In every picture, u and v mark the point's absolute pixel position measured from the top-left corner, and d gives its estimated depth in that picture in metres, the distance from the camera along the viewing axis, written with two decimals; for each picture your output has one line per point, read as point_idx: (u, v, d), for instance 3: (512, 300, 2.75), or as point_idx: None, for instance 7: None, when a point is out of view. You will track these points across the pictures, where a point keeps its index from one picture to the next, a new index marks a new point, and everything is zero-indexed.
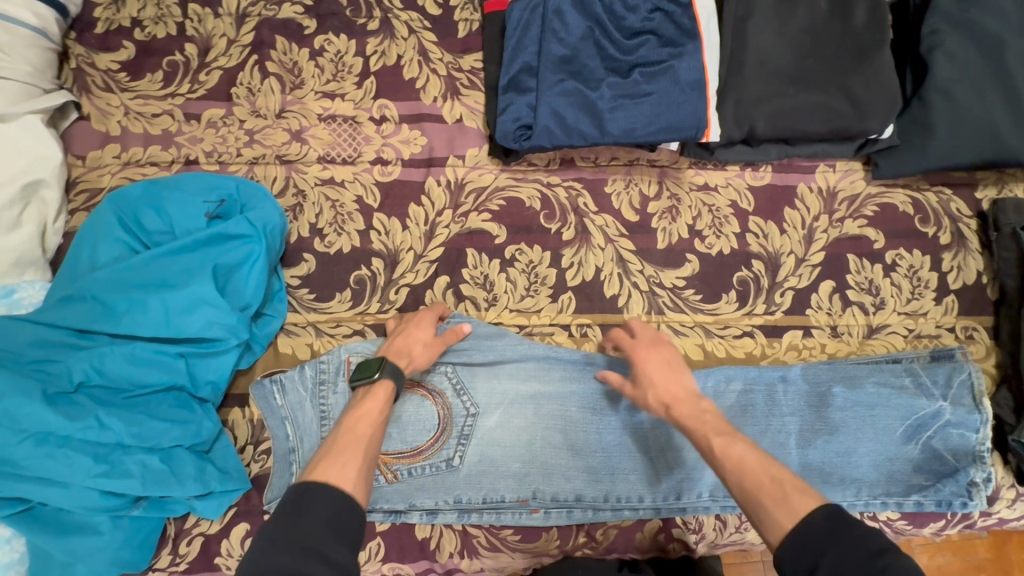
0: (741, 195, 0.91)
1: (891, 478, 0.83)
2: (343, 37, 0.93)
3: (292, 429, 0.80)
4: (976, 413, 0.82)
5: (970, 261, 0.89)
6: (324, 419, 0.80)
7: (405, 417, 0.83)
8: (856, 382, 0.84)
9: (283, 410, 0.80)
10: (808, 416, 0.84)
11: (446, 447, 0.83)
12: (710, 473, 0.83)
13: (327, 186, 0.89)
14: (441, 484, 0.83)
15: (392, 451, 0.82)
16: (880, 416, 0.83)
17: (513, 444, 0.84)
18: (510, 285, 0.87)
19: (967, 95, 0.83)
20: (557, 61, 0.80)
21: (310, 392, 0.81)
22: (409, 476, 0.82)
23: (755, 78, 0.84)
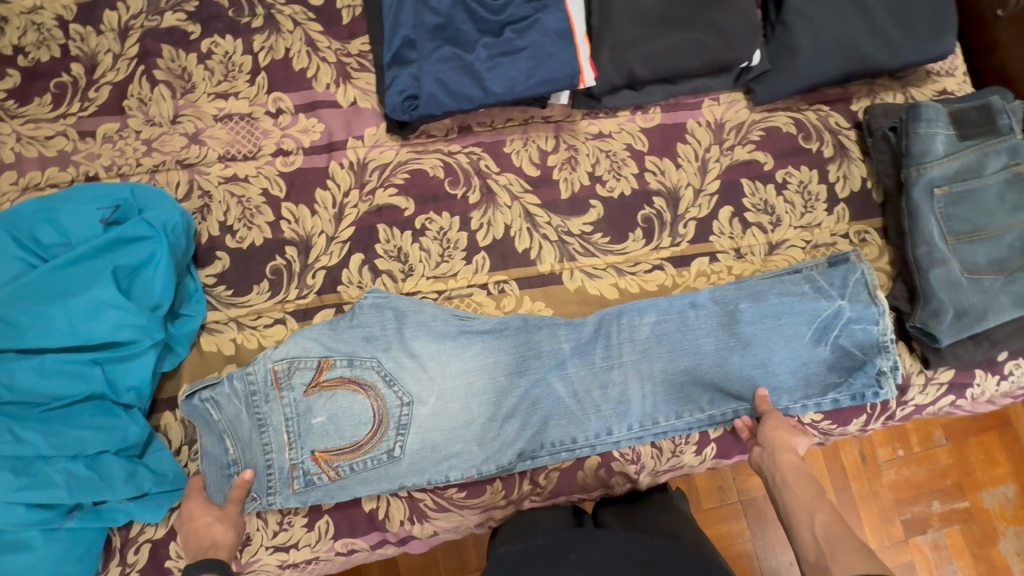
0: (635, 138, 0.95)
1: (811, 381, 0.88)
2: (229, 38, 0.94)
3: (230, 443, 0.80)
4: (873, 306, 0.86)
5: (854, 169, 0.94)
6: (263, 426, 0.81)
7: (340, 412, 0.82)
8: (761, 294, 0.88)
9: (221, 424, 0.80)
10: (721, 335, 0.88)
11: (385, 439, 0.83)
12: (636, 405, 0.87)
13: (232, 184, 0.90)
14: (385, 475, 0.83)
15: (332, 449, 0.81)
16: (789, 324, 0.88)
17: (453, 425, 0.85)
18: (424, 254, 0.90)
19: (824, 14, 0.87)
20: (432, 29, 0.83)
21: (244, 403, 0.81)
22: (352, 472, 0.82)
23: (626, 22, 0.87)
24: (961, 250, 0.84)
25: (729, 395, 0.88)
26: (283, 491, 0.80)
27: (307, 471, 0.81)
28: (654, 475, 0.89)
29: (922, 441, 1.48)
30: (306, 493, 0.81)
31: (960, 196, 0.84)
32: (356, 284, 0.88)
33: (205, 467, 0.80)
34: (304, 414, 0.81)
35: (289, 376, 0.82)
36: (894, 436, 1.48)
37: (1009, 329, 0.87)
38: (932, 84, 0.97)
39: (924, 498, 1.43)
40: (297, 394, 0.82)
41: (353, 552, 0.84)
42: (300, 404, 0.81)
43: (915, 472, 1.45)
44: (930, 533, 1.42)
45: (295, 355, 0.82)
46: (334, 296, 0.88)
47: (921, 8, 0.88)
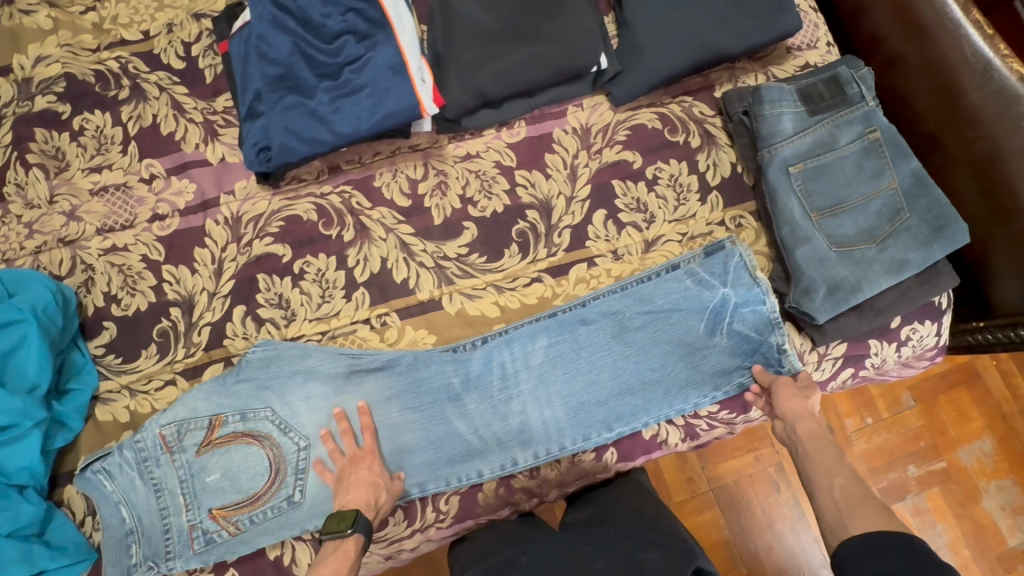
0: (503, 154, 0.95)
1: (718, 371, 0.88)
2: (98, 112, 0.97)
3: (127, 511, 0.82)
4: (756, 287, 0.85)
5: (722, 156, 0.94)
6: (159, 490, 0.82)
7: (234, 467, 0.83)
8: (647, 298, 0.88)
9: (115, 494, 0.82)
10: (614, 346, 0.88)
11: (284, 487, 0.83)
12: (537, 426, 0.87)
13: (112, 255, 0.92)
14: (285, 523, 0.83)
15: (229, 504, 0.82)
16: (680, 323, 0.87)
17: None
18: (305, 298, 0.91)
19: (662, 11, 0.89)
20: (274, 80, 0.84)
21: (137, 470, 0.82)
22: (252, 524, 0.82)
23: (468, 46, 0.89)
24: (827, 224, 0.84)
25: (632, 405, 0.87)
26: (183, 553, 0.81)
27: (206, 530, 0.82)
28: (560, 486, 0.89)
29: (889, 405, 1.45)
30: (209, 551, 0.82)
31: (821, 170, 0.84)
32: (241, 336, 0.90)
33: (106, 537, 0.81)
34: (197, 473, 0.83)
35: (179, 439, 0.83)
36: (861, 404, 1.45)
37: (892, 295, 0.86)
38: (793, 60, 0.97)
39: (899, 463, 1.41)
40: (189, 455, 0.83)
41: None
42: (194, 464, 0.83)
43: (886, 438, 1.42)
44: (910, 498, 1.39)
45: (184, 417, 0.84)
46: (221, 350, 0.89)
47: None
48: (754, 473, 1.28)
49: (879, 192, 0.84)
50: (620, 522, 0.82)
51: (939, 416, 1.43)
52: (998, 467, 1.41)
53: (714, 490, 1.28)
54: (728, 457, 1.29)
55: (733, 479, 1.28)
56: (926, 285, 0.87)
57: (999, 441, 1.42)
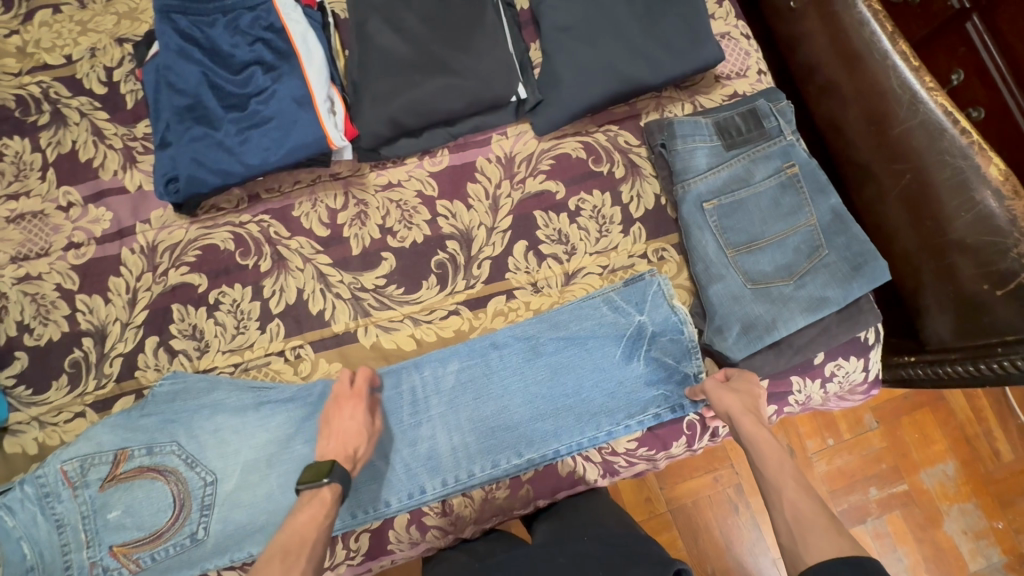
0: (424, 183, 0.94)
1: (634, 399, 0.85)
2: (17, 138, 0.96)
3: (29, 548, 0.80)
4: (674, 315, 0.84)
5: (646, 187, 0.93)
6: (60, 526, 0.81)
7: (137, 503, 0.82)
8: (561, 324, 0.87)
9: (17, 531, 0.80)
10: (529, 372, 0.87)
11: (187, 523, 0.82)
12: (451, 453, 0.86)
13: (25, 283, 0.91)
14: (187, 561, 0.81)
15: (130, 541, 0.81)
16: (597, 351, 0.86)
17: (257, 500, 0.84)
18: (219, 328, 0.90)
19: (579, 41, 0.88)
20: (181, 110, 0.83)
21: (38, 506, 0.81)
22: (153, 562, 0.81)
23: (383, 76, 0.88)
24: (743, 261, 0.82)
25: (548, 441, 0.85)
26: None
27: (106, 568, 0.80)
28: (476, 523, 0.87)
29: (852, 427, 1.41)
30: None
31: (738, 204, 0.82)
32: (153, 367, 0.89)
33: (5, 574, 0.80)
34: (99, 510, 0.81)
35: (83, 474, 0.82)
36: (823, 425, 1.41)
37: (812, 332, 0.85)
38: (721, 89, 0.95)
39: (860, 486, 1.37)
40: (92, 491, 0.82)
41: None
42: (97, 500, 0.82)
43: (848, 460, 1.39)
44: (870, 521, 1.35)
45: (88, 452, 0.82)
46: (132, 382, 0.88)
47: (675, 19, 0.88)
48: (712, 494, 1.26)
49: (797, 228, 0.83)
50: (590, 534, 0.79)
51: (902, 437, 1.39)
52: (960, 490, 1.38)
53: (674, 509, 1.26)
54: (686, 478, 1.26)
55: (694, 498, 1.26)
56: (846, 322, 0.85)
57: (962, 464, 1.39)
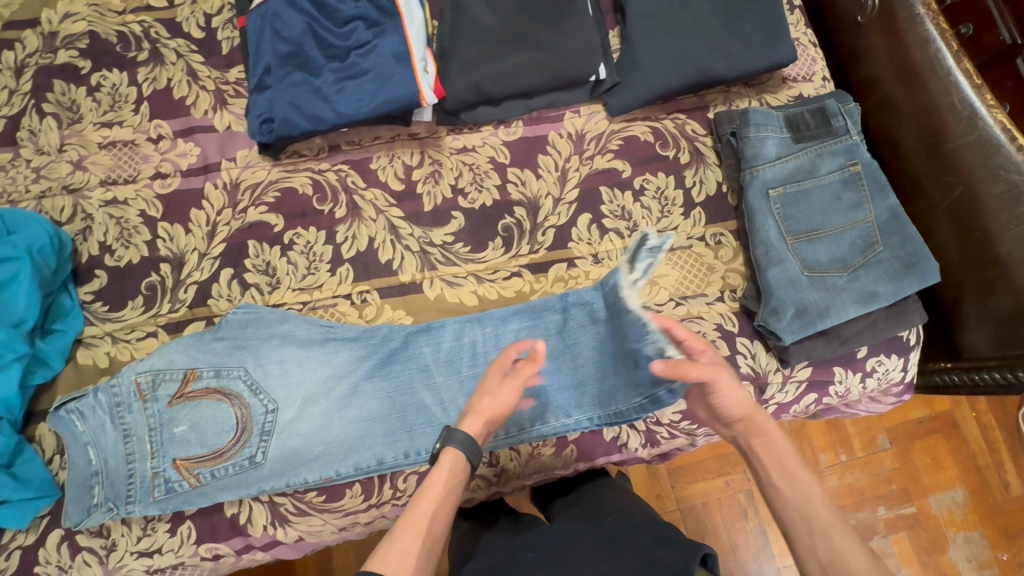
0: (498, 151, 0.98)
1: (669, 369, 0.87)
2: (116, 71, 1.01)
3: (93, 453, 0.84)
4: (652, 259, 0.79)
5: (709, 174, 0.97)
6: (127, 435, 0.84)
7: (202, 421, 0.86)
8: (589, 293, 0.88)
9: (85, 436, 0.83)
10: (587, 338, 0.90)
11: (248, 446, 0.86)
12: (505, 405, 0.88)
13: (111, 206, 0.95)
14: (245, 481, 0.85)
15: (192, 457, 0.85)
16: (630, 324, 0.88)
17: (314, 431, 0.88)
18: (291, 267, 0.94)
19: (661, 29, 0.92)
20: (283, 56, 0.88)
21: (108, 414, 0.84)
22: (212, 478, 0.85)
23: (473, 44, 0.92)
24: (801, 248, 0.86)
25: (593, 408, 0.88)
26: (143, 500, 0.83)
27: (168, 479, 0.84)
28: (519, 478, 0.91)
29: (865, 445, 1.43)
30: (168, 501, 0.84)
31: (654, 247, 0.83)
32: (226, 297, 0.93)
33: (70, 476, 0.83)
34: (165, 424, 0.85)
35: (153, 388, 0.85)
36: (837, 440, 1.43)
37: (858, 325, 0.88)
38: (787, 90, 1.00)
39: (868, 504, 1.39)
40: (161, 405, 0.85)
41: (219, 557, 0.87)
42: (164, 414, 0.85)
43: (858, 477, 1.41)
44: (876, 540, 1.37)
45: (160, 368, 0.86)
46: (204, 309, 0.92)
47: (752, 18, 0.92)
48: (721, 497, 1.29)
49: (855, 223, 0.87)
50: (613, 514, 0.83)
51: (913, 460, 1.42)
52: (968, 518, 1.40)
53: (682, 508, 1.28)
54: (698, 479, 1.30)
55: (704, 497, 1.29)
56: (892, 319, 0.88)
57: (970, 493, 1.41)
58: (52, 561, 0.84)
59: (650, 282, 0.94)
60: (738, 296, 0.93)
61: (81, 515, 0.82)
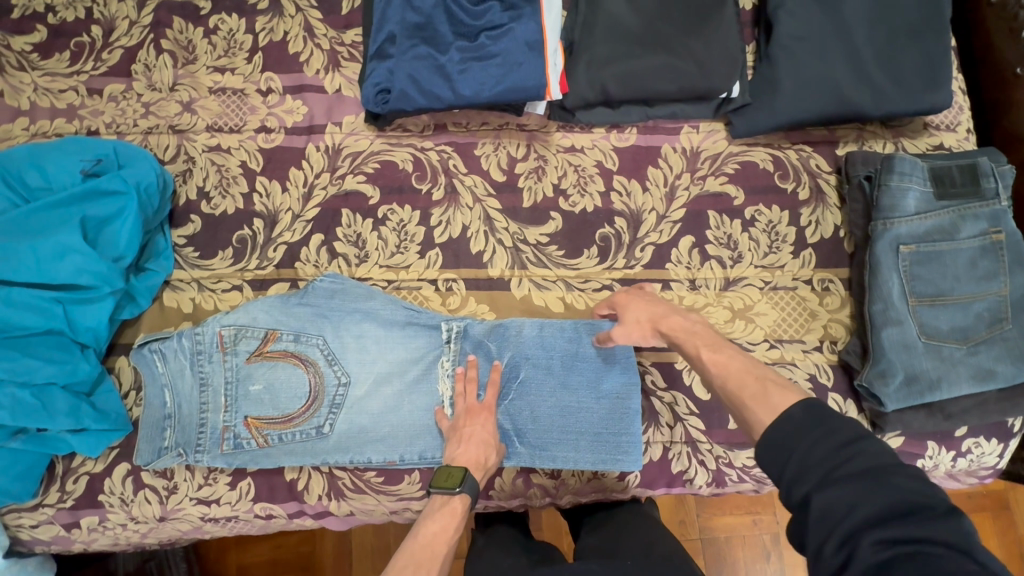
0: (607, 156, 0.94)
1: (616, 412, 0.86)
2: (235, 16, 0.99)
3: (170, 397, 0.85)
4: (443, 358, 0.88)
5: (827, 216, 0.91)
6: (203, 385, 0.85)
7: (277, 383, 0.85)
8: (547, 341, 0.87)
9: (164, 377, 0.85)
10: (588, 376, 0.87)
11: (317, 415, 0.85)
12: (519, 428, 0.86)
13: (214, 153, 0.95)
14: (310, 450, 0.85)
15: (264, 417, 0.85)
16: (562, 372, 0.87)
17: (382, 412, 0.87)
18: (381, 243, 0.92)
19: (809, 52, 0.86)
20: (412, 27, 0.86)
21: (189, 360, 0.85)
22: (279, 442, 0.85)
23: (605, 40, 0.88)
24: (922, 312, 0.81)
25: (580, 448, 0.85)
26: (211, 451, 0.84)
27: (237, 434, 0.84)
28: (575, 494, 0.89)
29: None
30: (234, 456, 0.85)
31: (483, 335, 0.87)
32: (313, 263, 0.92)
33: (145, 415, 0.85)
34: (242, 379, 0.85)
35: (234, 343, 0.85)
36: None
37: (966, 402, 0.82)
38: (928, 137, 0.93)
39: None
40: (239, 360, 0.85)
41: (271, 518, 0.88)
42: (241, 369, 0.85)
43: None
44: None
45: (244, 324, 0.86)
46: (290, 271, 0.92)
47: (912, 56, 0.86)
48: (748, 535, 1.23)
49: (987, 294, 0.80)
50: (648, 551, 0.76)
51: None
52: None
53: (706, 547, 1.23)
54: (726, 513, 1.24)
55: (731, 537, 1.24)
56: (1005, 402, 0.82)
57: None
58: (116, 493, 0.86)
59: (746, 318, 0.89)
60: (838, 348, 0.88)
61: (150, 454, 0.84)
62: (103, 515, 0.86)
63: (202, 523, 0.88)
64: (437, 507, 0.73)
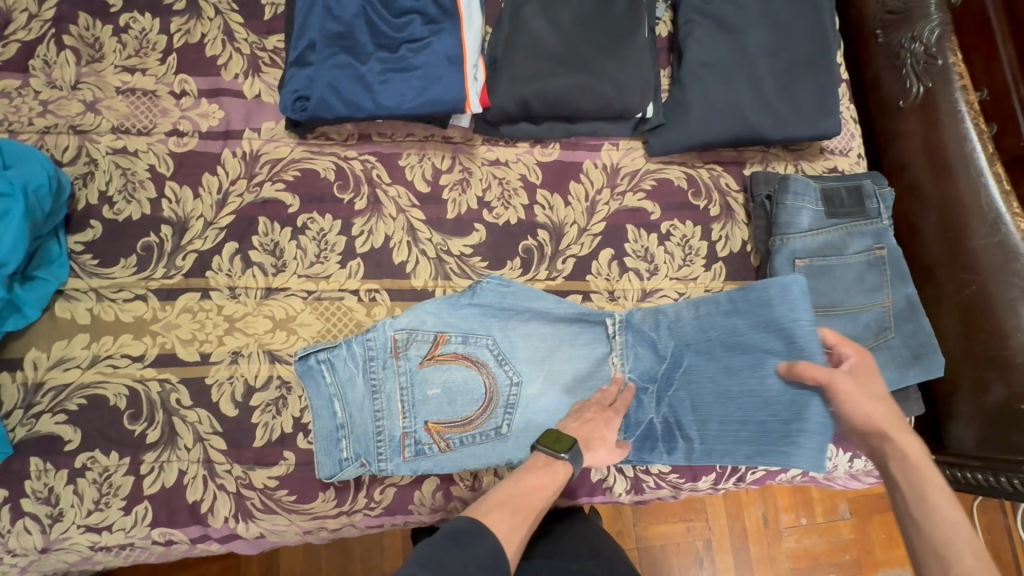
0: (530, 170, 0.96)
1: (796, 400, 0.75)
2: (148, 15, 0.95)
3: (338, 406, 0.82)
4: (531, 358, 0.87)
5: (736, 231, 0.96)
6: (375, 392, 0.82)
7: (454, 387, 0.83)
8: (709, 321, 0.83)
9: (332, 387, 0.82)
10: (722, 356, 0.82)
11: (494, 416, 0.84)
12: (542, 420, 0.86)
13: (119, 155, 0.90)
14: (492, 451, 0.84)
15: (444, 421, 0.83)
16: (724, 355, 0.82)
17: (558, 408, 0.86)
18: (300, 252, 0.90)
19: (715, 78, 0.92)
20: (331, 36, 0.85)
21: (359, 366, 0.81)
22: (461, 444, 0.83)
23: (527, 58, 0.91)
24: (817, 322, 0.87)
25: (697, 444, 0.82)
26: (393, 458, 0.82)
27: (418, 441, 0.82)
28: None
29: (825, 512, 1.40)
30: (415, 462, 0.83)
31: (643, 323, 0.88)
32: (226, 272, 0.88)
33: (317, 427, 0.82)
34: (419, 384, 0.82)
35: (406, 346, 0.82)
36: (800, 503, 1.38)
37: None
38: (824, 161, 1.00)
39: (820, 571, 1.36)
40: (412, 364, 0.82)
41: (171, 544, 0.82)
42: (415, 374, 0.82)
43: (814, 542, 1.37)
44: None
45: (413, 327, 0.83)
46: (201, 280, 0.88)
47: (806, 86, 0.93)
48: (682, 543, 1.29)
49: (872, 306, 0.87)
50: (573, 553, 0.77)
51: (870, 535, 1.41)
52: None
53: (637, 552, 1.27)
54: (661, 521, 1.29)
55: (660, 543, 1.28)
56: None
57: None
58: None
59: None
60: None
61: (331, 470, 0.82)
62: None
63: (92, 553, 0.81)
64: (543, 464, 0.68)
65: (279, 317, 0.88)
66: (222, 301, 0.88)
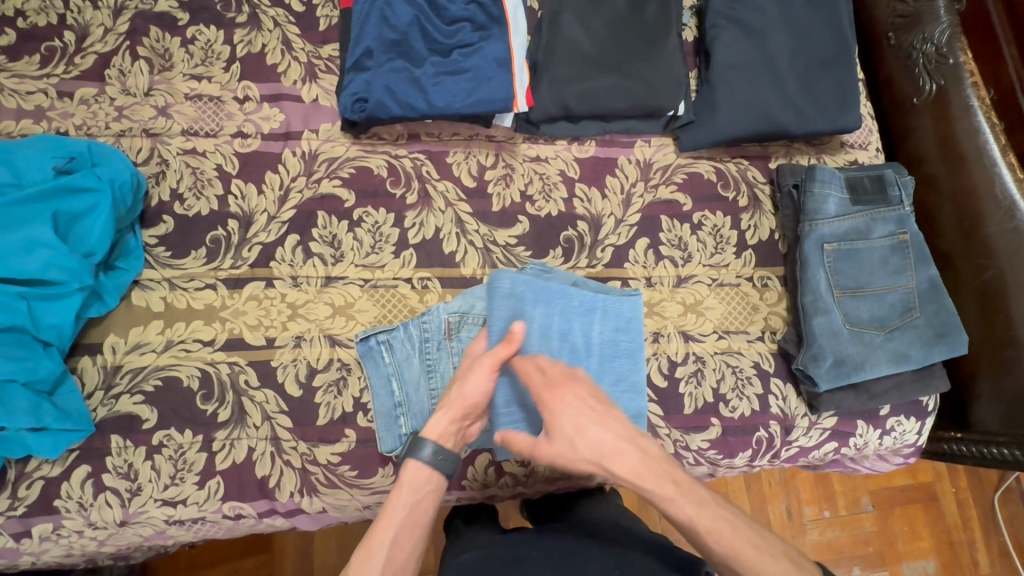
0: (569, 165, 1.03)
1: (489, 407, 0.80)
2: (213, 28, 1.03)
3: (396, 385, 0.89)
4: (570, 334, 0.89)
5: (764, 221, 1.02)
6: (430, 372, 0.89)
7: None
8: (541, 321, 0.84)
9: (390, 367, 0.90)
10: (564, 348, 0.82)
11: None
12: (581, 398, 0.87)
13: (189, 156, 0.97)
14: None
15: None
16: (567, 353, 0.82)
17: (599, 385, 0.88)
18: (357, 244, 0.96)
19: (742, 77, 0.98)
20: (388, 43, 0.93)
21: (415, 348, 0.90)
22: None
23: (566, 61, 0.97)
24: (845, 303, 0.92)
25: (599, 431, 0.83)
26: None
27: None
28: (545, 481, 0.93)
29: (848, 504, 1.42)
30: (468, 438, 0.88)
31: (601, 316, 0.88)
32: (288, 262, 0.94)
33: (377, 406, 0.89)
34: None
35: (458, 328, 0.90)
36: (822, 496, 1.41)
37: (886, 383, 0.93)
38: (844, 154, 1.06)
39: (844, 562, 1.39)
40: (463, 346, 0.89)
41: (240, 517, 0.87)
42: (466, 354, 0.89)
43: (837, 535, 1.40)
44: None
45: (465, 310, 0.91)
46: (265, 270, 0.94)
47: (827, 84, 1.00)
48: None
49: (897, 287, 0.92)
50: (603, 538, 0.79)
51: (893, 526, 1.43)
52: None
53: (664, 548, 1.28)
54: None
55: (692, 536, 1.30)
56: (919, 382, 0.93)
57: (943, 566, 1.42)
58: (74, 497, 0.83)
59: (697, 312, 0.98)
60: (778, 338, 0.98)
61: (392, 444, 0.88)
62: (58, 522, 0.83)
63: (166, 527, 0.86)
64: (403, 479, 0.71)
65: (338, 304, 0.94)
66: (285, 290, 0.93)
